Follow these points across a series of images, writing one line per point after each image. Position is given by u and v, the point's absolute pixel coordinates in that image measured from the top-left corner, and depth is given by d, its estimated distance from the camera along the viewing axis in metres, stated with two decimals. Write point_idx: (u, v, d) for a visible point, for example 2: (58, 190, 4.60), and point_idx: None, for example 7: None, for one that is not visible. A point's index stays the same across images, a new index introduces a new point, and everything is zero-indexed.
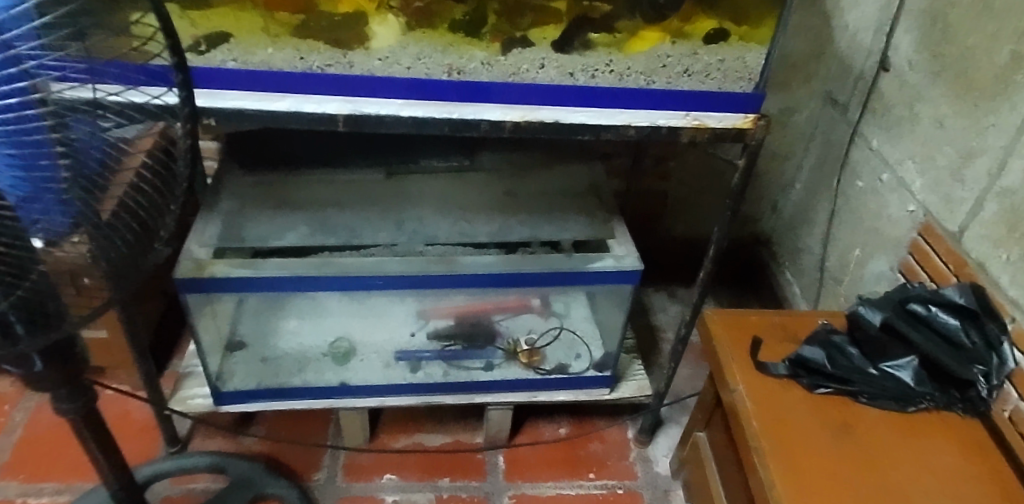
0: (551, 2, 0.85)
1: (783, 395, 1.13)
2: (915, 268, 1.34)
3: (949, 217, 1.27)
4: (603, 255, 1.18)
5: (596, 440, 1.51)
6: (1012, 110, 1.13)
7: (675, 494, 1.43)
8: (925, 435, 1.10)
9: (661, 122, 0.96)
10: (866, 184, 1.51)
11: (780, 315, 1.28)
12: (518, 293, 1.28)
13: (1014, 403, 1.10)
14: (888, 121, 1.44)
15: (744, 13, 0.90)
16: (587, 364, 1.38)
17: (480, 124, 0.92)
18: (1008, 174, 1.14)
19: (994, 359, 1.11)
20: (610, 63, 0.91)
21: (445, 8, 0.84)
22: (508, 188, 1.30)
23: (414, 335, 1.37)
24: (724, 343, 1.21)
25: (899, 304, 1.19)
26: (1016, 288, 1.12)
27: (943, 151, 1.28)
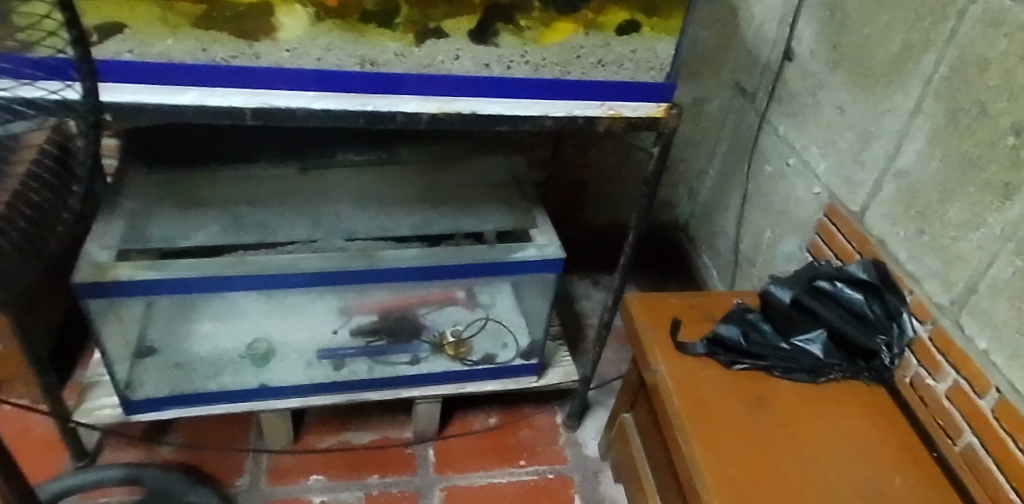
0: None
1: (704, 372, 1.17)
2: (822, 247, 1.42)
3: (851, 198, 1.34)
4: (526, 245, 1.19)
5: (525, 427, 1.52)
6: (905, 96, 1.20)
7: (604, 475, 1.46)
8: (834, 404, 1.16)
9: (577, 112, 0.97)
10: (774, 169, 1.57)
11: (698, 296, 1.32)
12: (443, 285, 1.28)
13: (914, 369, 1.20)
14: (793, 108, 1.50)
15: (656, 6, 0.90)
16: (514, 354, 1.39)
17: (394, 116, 0.91)
18: (904, 156, 1.21)
19: (895, 328, 1.20)
20: (525, 54, 0.91)
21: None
22: (429, 181, 1.28)
23: (336, 332, 1.34)
24: (645, 325, 1.24)
25: (807, 281, 1.26)
26: (913, 263, 1.20)
27: (844, 135, 1.35)
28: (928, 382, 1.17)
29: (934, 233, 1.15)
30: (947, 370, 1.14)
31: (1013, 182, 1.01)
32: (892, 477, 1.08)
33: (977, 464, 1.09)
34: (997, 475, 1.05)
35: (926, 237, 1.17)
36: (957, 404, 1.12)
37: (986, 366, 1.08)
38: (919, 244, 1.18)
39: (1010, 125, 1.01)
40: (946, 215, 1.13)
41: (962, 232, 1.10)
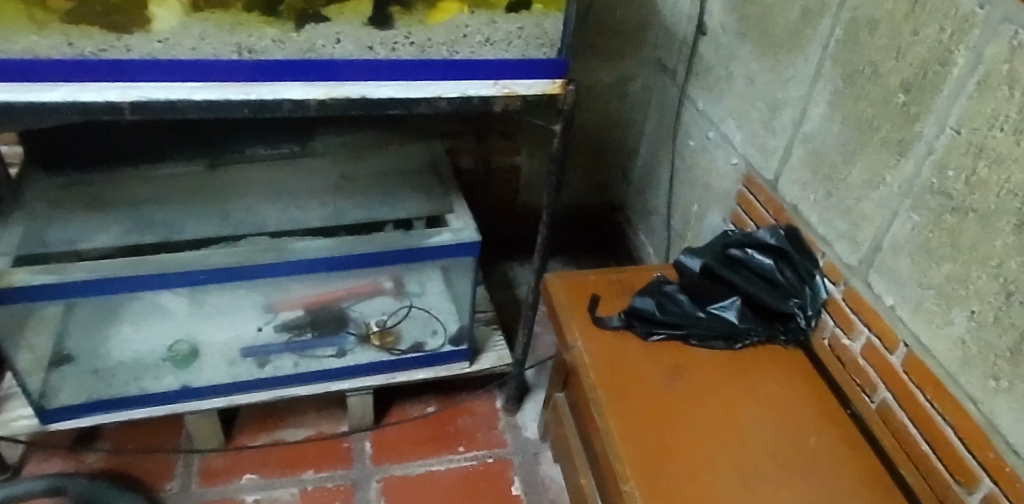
0: None
1: (621, 346, 1.21)
2: (742, 218, 1.44)
3: (765, 166, 1.36)
4: (441, 230, 1.19)
5: (464, 414, 1.53)
6: (806, 61, 1.22)
7: (544, 456, 1.47)
8: (751, 369, 1.20)
9: (471, 91, 0.98)
10: (696, 143, 1.59)
11: (618, 272, 1.35)
12: (366, 275, 1.28)
13: (831, 330, 1.23)
14: (709, 82, 1.51)
15: None
16: (444, 340, 1.39)
17: (281, 104, 0.91)
18: (809, 121, 1.23)
19: (807, 291, 1.23)
20: (409, 35, 0.91)
21: None
22: (344, 172, 1.28)
23: (261, 329, 1.33)
24: (565, 303, 1.27)
25: (720, 249, 1.28)
26: (823, 226, 1.22)
27: (755, 105, 1.37)
28: (844, 342, 1.20)
29: (840, 196, 1.17)
30: (860, 328, 1.17)
31: (905, 138, 1.03)
32: (807, 437, 1.10)
33: (892, 418, 1.12)
34: (909, 428, 1.09)
35: (834, 199, 1.19)
36: (871, 362, 1.15)
37: (894, 322, 1.10)
38: (827, 207, 1.21)
39: (900, 83, 1.03)
40: (849, 176, 1.15)
41: (864, 193, 1.12)
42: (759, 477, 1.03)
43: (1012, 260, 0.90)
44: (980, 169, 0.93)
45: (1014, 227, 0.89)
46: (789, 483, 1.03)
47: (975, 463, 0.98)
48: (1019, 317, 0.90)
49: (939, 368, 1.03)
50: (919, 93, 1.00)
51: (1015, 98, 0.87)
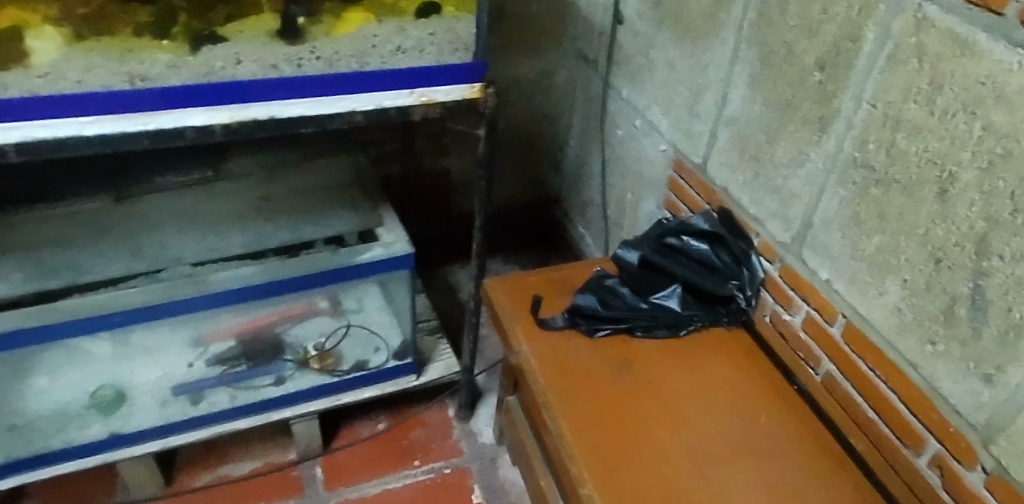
0: None
1: (567, 345, 1.19)
2: (676, 203, 1.44)
3: (693, 151, 1.36)
4: (371, 245, 1.16)
5: (417, 426, 1.49)
6: (723, 45, 1.23)
7: (502, 460, 1.45)
8: (698, 354, 1.20)
9: (387, 103, 0.95)
10: (624, 131, 1.58)
11: (557, 270, 1.33)
12: (301, 297, 1.23)
13: (771, 308, 1.24)
14: (631, 71, 1.51)
15: None
16: (387, 356, 1.35)
17: (184, 132, 0.87)
18: (730, 104, 1.24)
19: (745, 272, 1.24)
20: (314, 50, 0.87)
21: (123, 11, 0.76)
22: (263, 193, 1.22)
23: (192, 365, 1.27)
24: (507, 307, 1.25)
25: (656, 239, 1.29)
26: (755, 206, 1.23)
27: (677, 91, 1.37)
28: (785, 317, 1.22)
29: (768, 175, 1.18)
30: (799, 303, 1.18)
31: (825, 115, 1.04)
32: (758, 417, 1.11)
33: (837, 388, 1.14)
34: (856, 398, 1.10)
35: (762, 179, 1.20)
36: (812, 335, 1.17)
37: (831, 295, 1.12)
38: (757, 187, 1.21)
39: (814, 62, 1.04)
40: (774, 155, 1.16)
41: (791, 170, 1.13)
42: (715, 463, 1.03)
43: (937, 228, 0.91)
44: (898, 141, 0.94)
45: (936, 194, 0.90)
46: (744, 465, 1.04)
47: (921, 425, 1.00)
48: (949, 281, 0.91)
49: (878, 337, 1.05)
50: (834, 71, 1.01)
51: (924, 70, 0.89)
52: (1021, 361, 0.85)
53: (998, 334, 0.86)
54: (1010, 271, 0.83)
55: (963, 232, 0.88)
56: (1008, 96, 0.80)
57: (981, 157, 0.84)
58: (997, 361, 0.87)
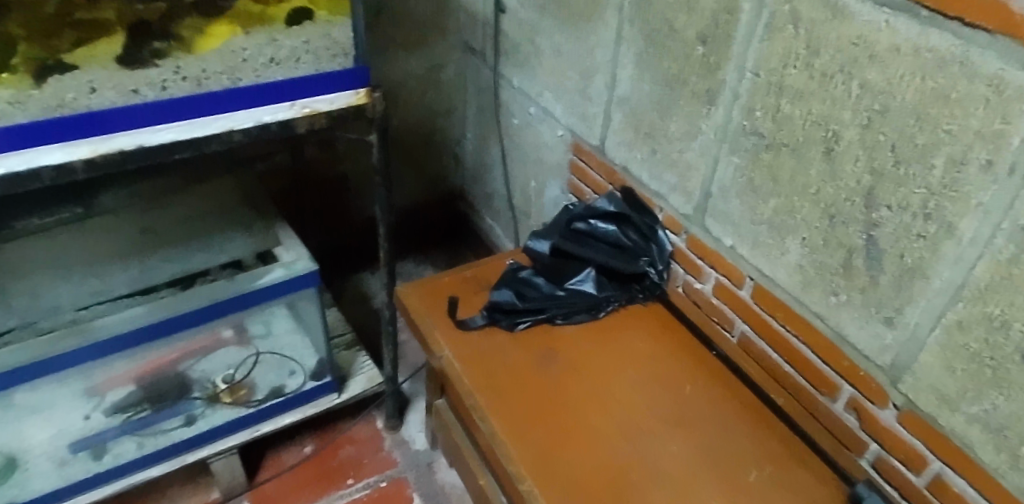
0: (91, 13, 0.77)
1: (489, 343, 1.17)
2: (579, 186, 1.44)
3: (590, 133, 1.36)
4: (271, 266, 1.10)
5: (346, 444, 1.44)
6: (606, 27, 1.23)
7: (438, 464, 1.42)
8: (618, 333, 1.21)
9: (267, 118, 0.92)
10: (520, 120, 1.57)
11: (470, 268, 1.31)
12: (203, 329, 1.15)
13: (682, 278, 1.26)
14: (519, 59, 1.49)
15: None
16: (304, 378, 1.29)
17: (41, 172, 0.81)
18: (620, 84, 1.24)
19: (654, 247, 1.27)
20: (179, 69, 0.84)
21: None
22: (145, 225, 1.17)
23: (89, 417, 1.17)
24: (423, 313, 1.21)
25: (565, 225, 1.29)
26: (655, 182, 1.25)
27: (567, 75, 1.37)
28: (696, 286, 1.24)
29: (664, 150, 1.20)
30: (708, 271, 1.21)
31: (712, 87, 1.06)
32: (683, 386, 1.13)
33: (753, 348, 1.17)
34: (771, 355, 1.14)
35: (659, 155, 1.21)
36: (724, 300, 1.20)
37: (737, 260, 1.15)
38: (655, 164, 1.23)
39: (696, 36, 1.06)
40: (668, 130, 1.17)
41: (685, 144, 1.15)
42: (649, 438, 1.05)
43: (827, 186, 0.94)
44: (783, 106, 0.97)
45: (823, 154, 0.93)
46: (676, 434, 1.05)
47: (835, 374, 1.04)
48: (844, 235, 0.94)
49: (785, 295, 1.08)
50: (716, 44, 1.03)
51: (800, 35, 0.91)
52: (916, 302, 0.89)
53: (893, 280, 0.90)
54: (898, 220, 0.87)
55: (852, 187, 0.91)
56: (881, 54, 0.83)
57: (861, 114, 0.87)
58: (895, 305, 0.91)
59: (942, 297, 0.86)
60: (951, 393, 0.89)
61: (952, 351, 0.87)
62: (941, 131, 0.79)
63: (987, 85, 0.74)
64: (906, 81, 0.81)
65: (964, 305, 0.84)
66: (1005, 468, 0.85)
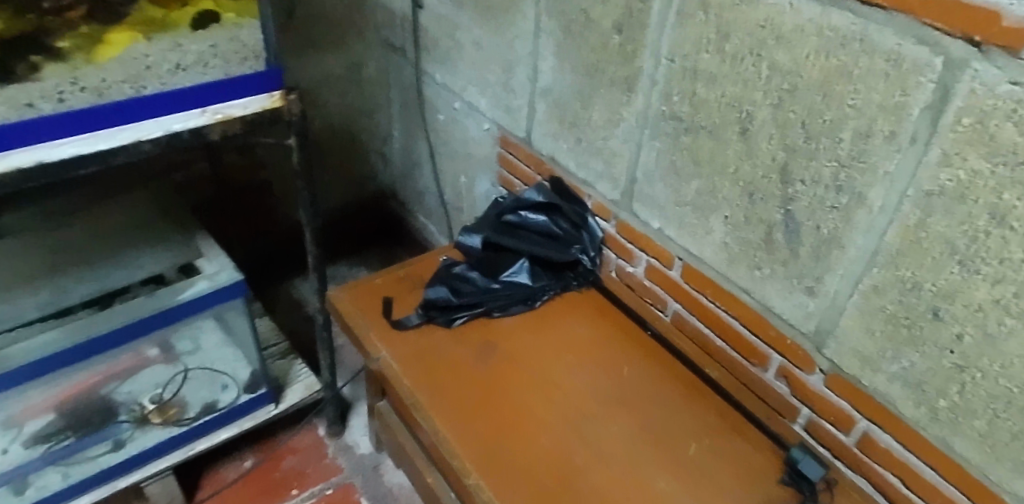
0: None
1: (427, 341, 1.17)
2: (508, 179, 1.44)
3: (515, 126, 1.37)
4: (194, 279, 1.07)
5: (287, 454, 1.41)
6: (524, 19, 1.23)
7: (385, 466, 1.41)
8: (556, 321, 1.22)
9: (177, 126, 0.89)
10: (445, 116, 1.56)
11: (404, 267, 1.30)
12: (126, 349, 1.11)
13: (615, 263, 1.29)
14: (439, 54, 1.48)
15: None
16: (237, 391, 1.26)
17: None
18: (541, 76, 1.25)
19: (585, 235, 1.28)
20: (77, 80, 0.81)
21: None
22: (54, 243, 1.12)
23: (6, 450, 1.10)
24: (357, 316, 1.20)
25: (495, 218, 1.29)
26: (582, 170, 1.26)
27: (489, 68, 1.36)
28: (628, 269, 1.26)
29: (588, 139, 1.21)
30: (638, 254, 1.23)
31: (630, 75, 1.08)
32: (621, 368, 1.15)
33: (686, 326, 1.20)
34: (704, 330, 1.17)
35: (584, 144, 1.23)
36: (656, 281, 1.22)
37: (665, 242, 1.17)
38: (580, 152, 1.24)
39: (612, 25, 1.08)
40: (591, 119, 1.19)
41: (609, 131, 1.17)
42: (591, 422, 1.06)
43: (745, 165, 0.97)
44: (698, 90, 0.99)
45: (739, 134, 0.96)
46: (617, 416, 1.07)
47: (764, 344, 1.08)
48: (763, 211, 0.98)
49: (712, 273, 1.11)
50: (631, 32, 1.05)
51: (710, 21, 0.93)
52: (835, 271, 0.92)
53: (811, 251, 0.94)
54: (812, 193, 0.90)
55: (768, 165, 0.94)
56: (786, 35, 0.86)
57: (772, 94, 0.89)
58: (815, 275, 0.95)
59: (858, 264, 0.89)
60: (872, 354, 0.93)
61: (870, 314, 0.91)
62: (847, 105, 0.82)
63: (886, 60, 0.77)
64: (812, 60, 0.84)
65: (878, 270, 0.87)
66: (926, 421, 0.90)
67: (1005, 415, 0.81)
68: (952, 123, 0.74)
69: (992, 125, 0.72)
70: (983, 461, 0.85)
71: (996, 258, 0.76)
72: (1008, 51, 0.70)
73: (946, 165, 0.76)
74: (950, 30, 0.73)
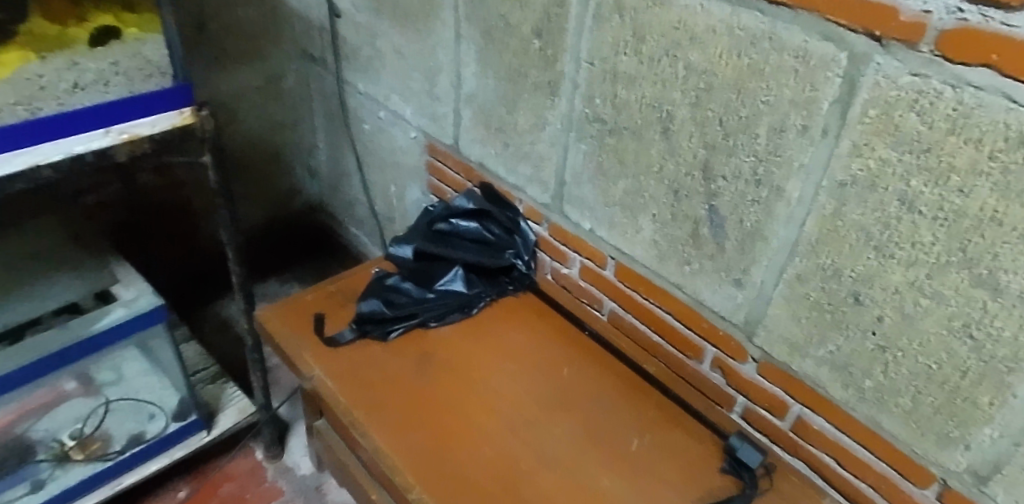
0: None
1: (363, 356, 1.15)
2: (439, 187, 1.44)
3: (442, 133, 1.36)
4: (109, 307, 1.03)
5: (224, 481, 1.36)
6: (444, 26, 1.22)
7: (327, 485, 1.38)
8: (493, 327, 1.22)
9: (80, 148, 0.87)
10: (371, 125, 1.54)
11: (335, 282, 1.28)
12: (42, 384, 1.06)
13: (550, 266, 1.29)
14: (361, 63, 1.46)
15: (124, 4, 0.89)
16: (166, 420, 1.21)
17: None
18: (465, 82, 1.25)
19: (518, 239, 1.29)
20: None
21: None
22: None
23: None
24: (288, 335, 1.17)
25: (426, 227, 1.29)
26: (511, 175, 1.26)
27: (412, 76, 1.35)
28: (564, 271, 1.27)
29: (516, 143, 1.21)
30: (572, 256, 1.24)
31: (553, 79, 1.09)
32: (561, 370, 1.15)
33: (623, 323, 1.22)
34: (639, 327, 1.19)
35: (512, 148, 1.23)
36: (591, 281, 1.23)
37: (597, 242, 1.18)
38: (509, 157, 1.24)
39: (532, 30, 1.08)
40: (517, 124, 1.19)
41: (535, 135, 1.17)
42: (533, 426, 1.06)
43: (668, 163, 0.99)
44: (619, 92, 1.00)
45: (661, 133, 0.98)
46: (559, 418, 1.07)
47: (697, 337, 1.10)
48: (689, 208, 0.99)
49: (644, 270, 1.13)
50: (550, 37, 1.06)
51: (626, 23, 0.95)
52: (760, 262, 0.95)
53: (736, 244, 0.96)
54: (734, 188, 0.92)
55: (690, 162, 0.96)
56: (699, 36, 0.87)
57: (689, 93, 0.91)
58: (741, 267, 0.97)
59: (781, 254, 0.92)
60: (799, 340, 0.95)
61: (795, 302, 0.93)
62: (761, 102, 0.84)
63: (795, 56, 0.80)
64: (724, 59, 0.86)
65: (800, 259, 0.89)
66: (854, 402, 0.93)
67: (926, 390, 0.84)
68: (859, 114, 0.76)
69: (896, 116, 0.74)
70: (909, 436, 0.88)
71: (908, 242, 0.78)
72: (907, 44, 0.72)
73: (856, 155, 0.78)
74: (853, 27, 0.75)
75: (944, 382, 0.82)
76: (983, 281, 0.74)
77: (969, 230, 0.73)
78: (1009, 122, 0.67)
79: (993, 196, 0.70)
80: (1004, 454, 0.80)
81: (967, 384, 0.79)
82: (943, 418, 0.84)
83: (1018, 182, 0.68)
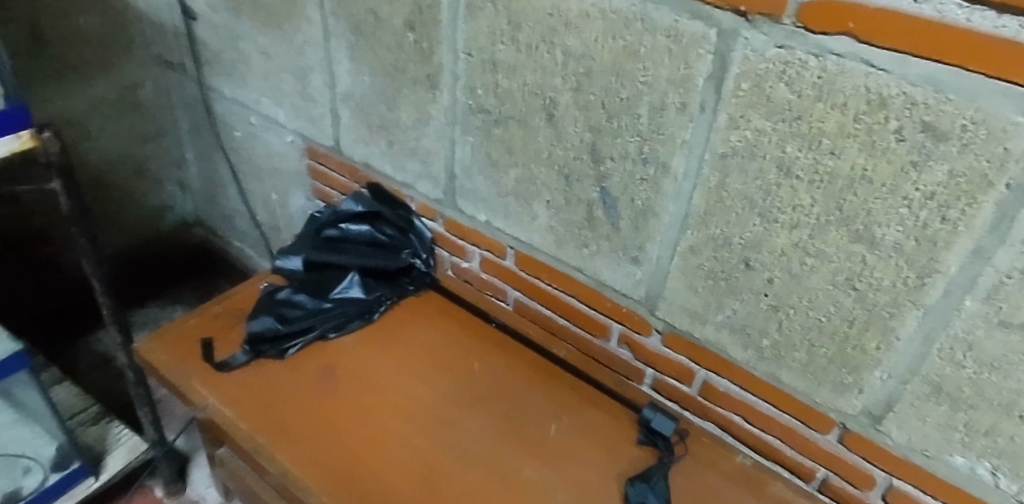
0: None
1: (261, 376, 1.09)
2: (326, 191, 1.38)
3: (321, 135, 1.30)
4: None
5: None
6: (310, 23, 1.16)
7: None
8: (398, 329, 1.18)
9: None
10: (243, 133, 1.46)
11: (222, 302, 1.20)
12: None
13: (450, 261, 1.27)
14: (225, 68, 1.37)
15: None
16: (44, 472, 1.13)
17: None
18: (339, 81, 1.19)
19: (413, 238, 1.25)
20: None
21: None
22: None
23: None
24: (174, 365, 1.09)
25: (315, 235, 1.24)
26: (399, 172, 1.22)
27: (283, 78, 1.28)
28: (465, 265, 1.25)
29: (399, 140, 1.18)
30: (471, 249, 1.22)
31: (431, 72, 1.06)
32: (471, 365, 1.13)
33: (529, 311, 1.21)
34: (545, 313, 1.19)
35: (396, 146, 1.19)
36: (493, 272, 1.22)
37: (494, 233, 1.16)
38: (394, 154, 1.20)
39: (403, 23, 1.04)
40: (399, 119, 1.15)
41: (419, 131, 1.14)
42: (449, 425, 1.04)
43: (557, 149, 0.98)
44: (500, 81, 0.99)
45: (546, 119, 0.97)
46: (474, 413, 1.06)
47: (602, 316, 1.11)
48: (581, 191, 0.99)
49: (543, 257, 1.12)
50: (424, 29, 1.03)
51: (499, 12, 0.93)
52: (654, 239, 0.96)
53: (630, 222, 0.97)
54: (622, 168, 0.93)
55: (577, 146, 0.95)
56: (574, 21, 0.87)
57: (570, 78, 0.91)
58: (638, 244, 0.98)
59: (672, 229, 0.93)
60: (699, 309, 0.97)
61: (691, 273, 0.95)
62: (639, 82, 0.85)
63: (667, 36, 0.80)
64: (600, 43, 0.86)
65: (692, 232, 0.91)
66: (755, 362, 0.95)
67: (819, 344, 0.87)
68: (733, 88, 0.78)
69: (767, 87, 0.76)
70: (807, 387, 0.92)
71: (789, 206, 0.80)
72: (770, 18, 0.73)
73: (733, 128, 0.80)
74: (719, 4, 0.76)
75: (835, 334, 0.85)
76: (861, 236, 0.77)
77: (843, 189, 0.76)
78: (868, 85, 0.70)
79: (862, 156, 0.73)
80: (894, 393, 0.84)
81: (855, 333, 0.83)
82: (837, 366, 0.87)
83: (882, 140, 0.71)
